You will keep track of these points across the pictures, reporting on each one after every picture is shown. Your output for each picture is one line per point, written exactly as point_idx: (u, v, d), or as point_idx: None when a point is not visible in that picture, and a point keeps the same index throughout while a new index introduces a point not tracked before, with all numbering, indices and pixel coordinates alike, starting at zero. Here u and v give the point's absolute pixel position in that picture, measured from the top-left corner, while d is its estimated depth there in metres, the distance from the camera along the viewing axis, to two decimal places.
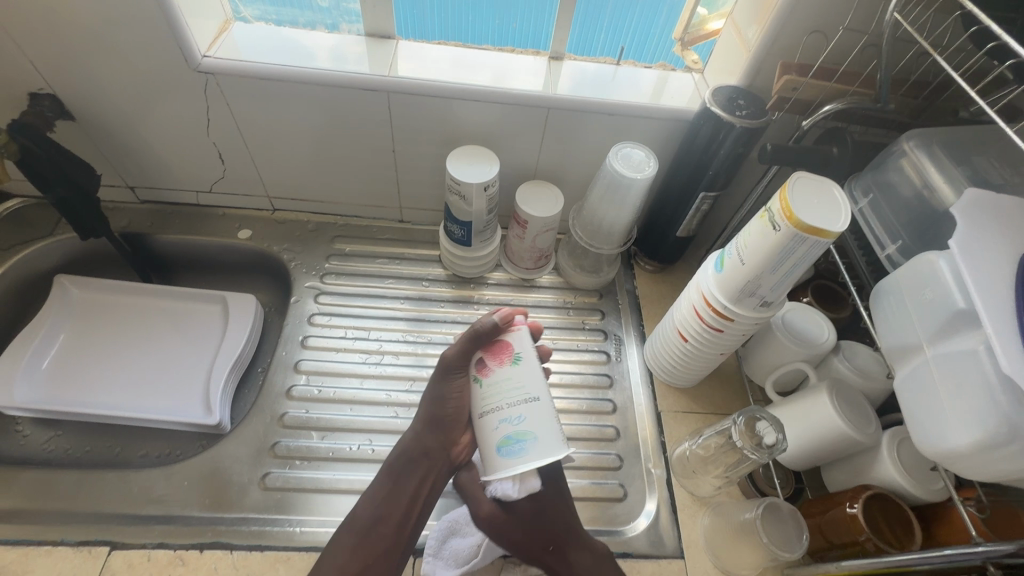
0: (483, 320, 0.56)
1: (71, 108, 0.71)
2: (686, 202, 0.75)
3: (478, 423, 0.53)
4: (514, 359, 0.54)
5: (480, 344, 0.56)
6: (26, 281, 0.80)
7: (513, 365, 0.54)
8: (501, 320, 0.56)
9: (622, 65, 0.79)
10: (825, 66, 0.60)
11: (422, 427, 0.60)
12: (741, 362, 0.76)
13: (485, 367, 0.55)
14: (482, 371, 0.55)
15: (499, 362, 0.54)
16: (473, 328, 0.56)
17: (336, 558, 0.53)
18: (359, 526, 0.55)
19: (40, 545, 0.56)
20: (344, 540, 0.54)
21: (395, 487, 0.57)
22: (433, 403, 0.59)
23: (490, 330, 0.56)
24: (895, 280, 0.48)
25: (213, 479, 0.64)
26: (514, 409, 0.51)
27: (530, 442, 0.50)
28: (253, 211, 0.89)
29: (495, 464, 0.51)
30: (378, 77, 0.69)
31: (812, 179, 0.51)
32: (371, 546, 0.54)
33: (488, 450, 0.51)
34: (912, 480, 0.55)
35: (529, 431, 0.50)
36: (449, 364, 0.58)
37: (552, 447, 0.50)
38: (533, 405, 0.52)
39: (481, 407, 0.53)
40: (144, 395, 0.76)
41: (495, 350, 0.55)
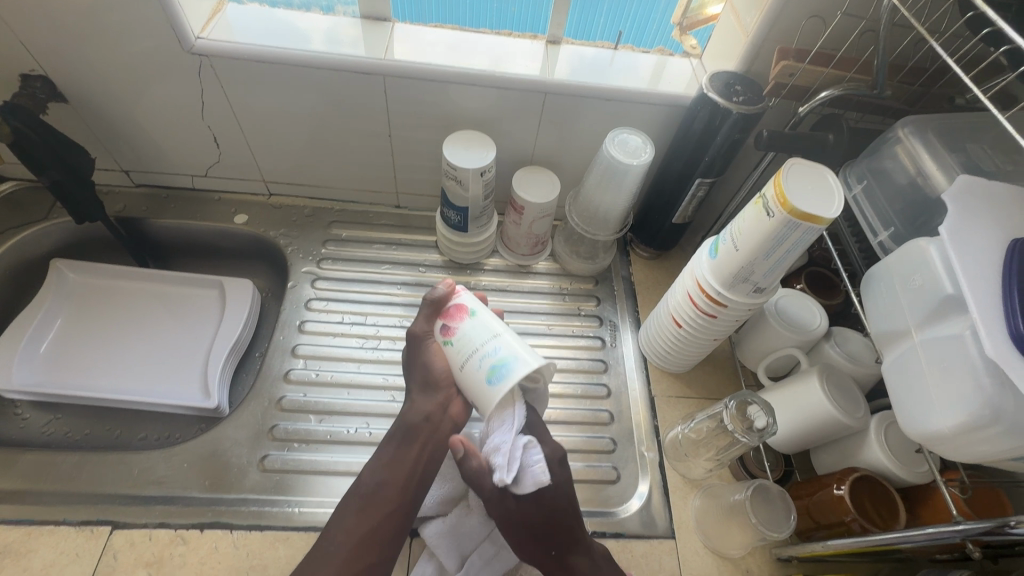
0: (431, 289, 0.60)
1: (63, 90, 0.71)
2: (682, 189, 0.75)
3: (461, 377, 0.57)
4: (469, 313, 0.58)
5: (436, 311, 0.60)
6: (22, 265, 0.80)
7: (471, 318, 0.58)
8: (448, 288, 0.60)
9: (621, 50, 0.78)
10: (823, 52, 0.60)
11: (418, 393, 0.60)
12: (734, 347, 0.77)
13: (448, 328, 0.58)
14: (447, 333, 0.58)
15: (457, 319, 0.58)
16: (427, 298, 0.60)
17: (343, 524, 0.54)
18: (364, 491, 0.56)
19: (43, 525, 0.57)
20: (351, 507, 0.55)
21: (397, 452, 0.58)
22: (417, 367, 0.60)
23: (438, 296, 0.59)
24: (885, 267, 0.48)
25: (212, 461, 0.64)
26: (488, 345, 0.55)
27: (511, 362, 0.53)
28: (249, 195, 0.88)
29: (489, 396, 0.53)
30: (374, 61, 0.68)
31: (807, 166, 0.51)
32: (376, 512, 0.55)
33: (480, 388, 0.54)
34: (898, 463, 0.56)
35: (507, 355, 0.53)
36: (419, 335, 0.60)
37: (529, 358, 0.53)
38: (501, 339, 0.55)
39: (458, 363, 0.57)
40: (142, 379, 0.77)
41: (450, 312, 0.59)
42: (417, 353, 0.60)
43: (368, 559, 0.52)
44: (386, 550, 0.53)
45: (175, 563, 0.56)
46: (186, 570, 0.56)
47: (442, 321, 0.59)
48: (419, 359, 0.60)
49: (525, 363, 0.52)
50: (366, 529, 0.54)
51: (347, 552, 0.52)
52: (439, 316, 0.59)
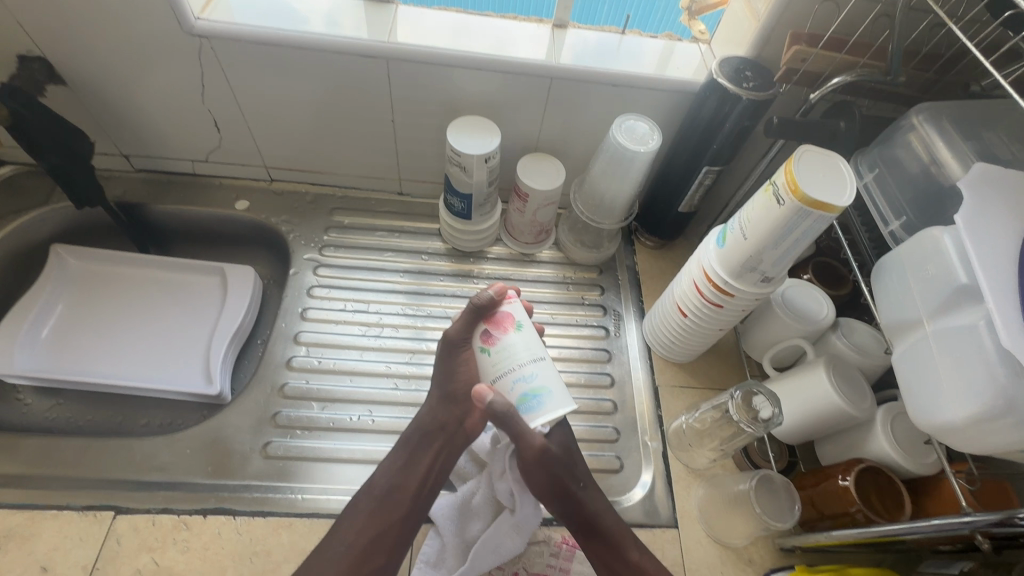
0: (480, 292, 0.57)
1: (61, 72, 0.69)
2: (689, 177, 0.74)
3: (488, 392, 0.55)
4: (516, 327, 0.56)
5: (482, 317, 0.57)
6: (21, 250, 0.79)
7: (518, 332, 0.55)
8: (498, 294, 0.57)
9: (627, 35, 0.77)
10: (836, 37, 0.59)
11: (437, 401, 0.61)
12: (739, 337, 0.76)
13: (492, 337, 0.56)
14: (488, 342, 0.56)
15: (502, 332, 0.55)
16: (473, 304, 0.57)
17: (352, 524, 0.55)
18: (377, 493, 0.57)
19: (47, 509, 0.57)
20: (360, 508, 0.56)
21: (411, 458, 0.59)
22: (443, 377, 0.61)
23: (486, 302, 0.56)
24: (897, 256, 0.47)
25: (215, 447, 0.64)
26: (526, 369, 0.53)
27: (546, 397, 0.53)
28: (250, 181, 0.87)
29: (514, 423, 0.53)
30: (377, 43, 0.67)
31: (818, 153, 0.50)
32: (387, 516, 0.56)
33: (506, 412, 0.53)
34: (903, 454, 0.56)
35: (544, 388, 0.53)
36: (452, 341, 0.58)
37: (564, 399, 0.53)
38: (540, 365, 0.54)
39: (490, 375, 0.55)
40: (144, 365, 0.76)
41: (497, 321, 0.56)
42: (445, 361, 0.60)
43: (377, 561, 0.54)
44: (392, 555, 0.55)
45: (179, 548, 0.56)
46: (190, 555, 0.56)
47: (485, 330, 0.56)
48: (447, 367, 0.60)
49: (558, 405, 0.53)
50: (376, 531, 0.55)
51: (356, 552, 0.53)
52: (484, 322, 0.56)
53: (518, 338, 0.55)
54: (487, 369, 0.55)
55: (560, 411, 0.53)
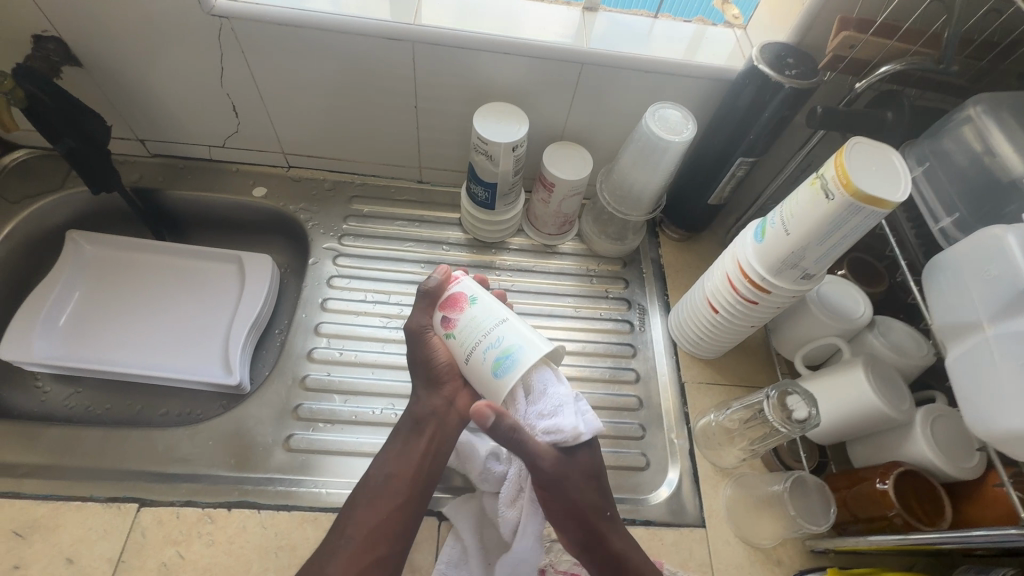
0: (427, 278, 0.58)
1: (77, 53, 0.67)
2: (721, 168, 0.72)
3: (466, 368, 0.55)
4: (470, 303, 0.55)
5: (434, 303, 0.58)
6: (38, 236, 0.78)
7: (472, 306, 0.55)
8: (444, 278, 0.58)
9: (661, 18, 0.74)
10: (887, 22, 0.56)
11: (424, 387, 0.60)
12: (769, 334, 0.74)
13: (448, 319, 0.56)
14: (449, 325, 0.56)
15: (457, 311, 0.55)
16: (424, 290, 0.58)
17: (350, 517, 0.54)
18: (373, 484, 0.56)
19: (70, 500, 0.57)
20: (359, 500, 0.55)
21: (403, 447, 0.58)
22: (423, 362, 0.59)
23: (433, 286, 0.57)
24: (954, 254, 0.45)
25: (237, 440, 0.63)
26: (491, 335, 0.53)
27: (519, 352, 0.52)
28: (267, 168, 0.86)
29: (497, 388, 0.52)
30: (402, 26, 0.64)
31: (870, 144, 0.48)
32: (383, 506, 0.54)
33: (486, 380, 0.53)
34: (945, 458, 0.55)
35: (513, 343, 0.52)
36: (419, 327, 0.58)
37: (535, 346, 0.52)
38: (505, 326, 0.53)
39: (462, 353, 0.55)
40: (162, 354, 0.75)
41: (449, 301, 0.56)
42: (418, 347, 0.58)
43: (379, 551, 0.52)
44: (394, 544, 0.53)
45: (203, 542, 0.56)
46: (215, 549, 0.56)
47: (441, 310, 0.56)
48: (423, 353, 0.58)
49: (534, 353, 0.51)
50: (374, 520, 0.54)
51: (357, 544, 0.52)
52: (437, 306, 0.57)
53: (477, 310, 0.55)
54: (458, 351, 0.55)
55: (535, 356, 0.51)
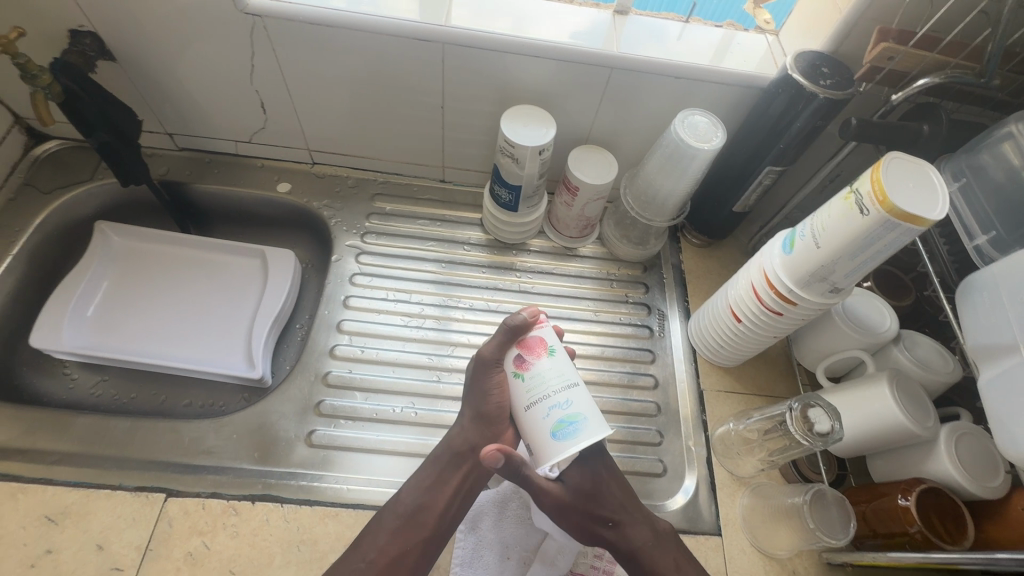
0: (517, 314, 0.55)
1: (111, 47, 0.68)
2: (748, 176, 0.71)
3: (522, 417, 0.53)
4: (549, 352, 0.54)
5: (514, 340, 0.55)
6: (67, 226, 0.79)
7: (551, 357, 0.54)
8: (532, 318, 0.55)
9: (692, 23, 0.73)
10: (928, 34, 0.55)
11: (468, 422, 0.59)
12: (790, 344, 0.74)
13: (524, 361, 0.54)
14: (521, 366, 0.54)
15: (536, 356, 0.54)
16: (507, 326, 0.55)
17: (375, 540, 0.54)
18: (403, 510, 0.56)
19: (100, 489, 0.58)
20: (385, 525, 0.55)
21: (439, 478, 0.57)
22: (477, 399, 0.58)
23: (519, 324, 0.54)
24: (990, 273, 0.44)
25: (261, 433, 0.64)
26: (561, 395, 0.51)
27: (583, 423, 0.50)
28: (292, 163, 0.86)
29: (547, 449, 0.50)
30: (434, 27, 0.64)
31: (906, 160, 0.47)
32: (410, 535, 0.54)
33: (540, 437, 0.51)
34: (969, 477, 0.54)
35: (579, 413, 0.50)
36: (485, 361, 0.56)
37: (600, 426, 0.50)
38: (575, 392, 0.52)
39: (524, 401, 0.53)
40: (187, 346, 0.77)
41: (530, 344, 0.54)
42: (478, 381, 0.58)
43: None
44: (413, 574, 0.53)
45: (228, 533, 0.57)
46: (239, 541, 0.57)
47: (519, 351, 0.54)
48: (479, 387, 0.58)
49: (595, 432, 0.50)
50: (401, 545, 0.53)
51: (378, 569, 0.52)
52: (516, 345, 0.55)
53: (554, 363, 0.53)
54: (521, 395, 0.53)
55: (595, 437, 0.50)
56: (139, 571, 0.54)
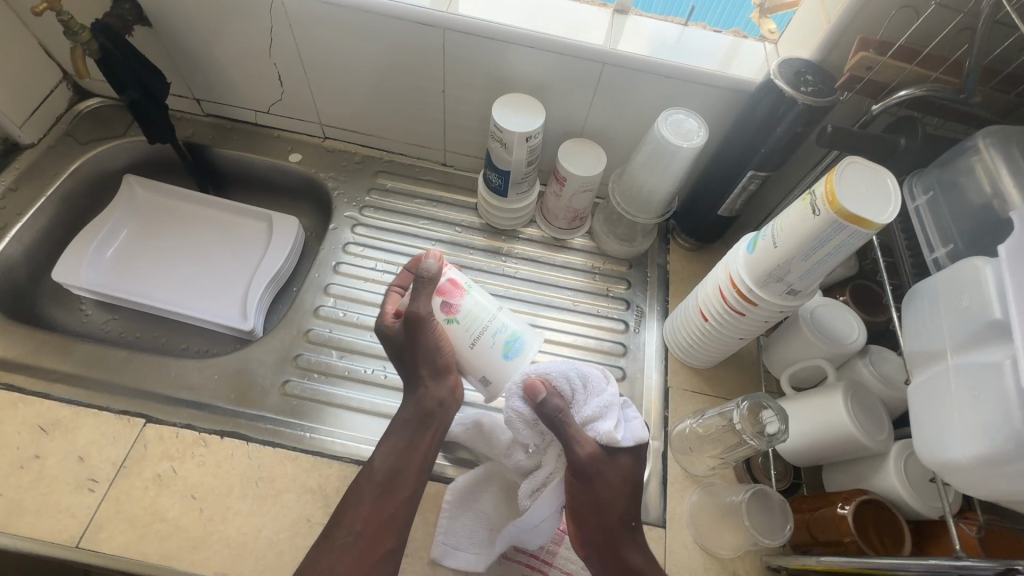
0: (426, 265, 0.59)
1: (148, 14, 0.75)
2: (733, 180, 0.72)
3: (469, 354, 0.60)
4: (467, 288, 0.61)
5: (433, 290, 0.59)
6: (97, 175, 0.87)
7: (470, 293, 0.61)
8: (439, 264, 0.59)
9: (691, 27, 0.74)
10: (908, 47, 0.55)
11: (430, 380, 0.62)
12: (762, 351, 0.74)
13: (450, 303, 0.60)
14: (450, 311, 0.60)
15: (459, 296, 0.60)
16: (422, 279, 0.58)
17: (360, 512, 0.56)
18: (381, 476, 0.58)
19: (89, 407, 0.63)
20: (366, 494, 0.57)
21: (411, 440, 0.60)
22: (427, 357, 0.61)
23: (432, 274, 0.58)
24: (934, 283, 0.44)
25: (240, 377, 0.69)
26: (496, 322, 0.60)
27: (523, 337, 0.61)
28: (305, 136, 0.92)
29: (506, 370, 0.60)
30: (437, 13, 0.68)
31: (866, 166, 0.47)
32: (393, 499, 0.57)
33: (497, 364, 0.60)
34: (913, 493, 0.53)
35: (514, 331, 0.61)
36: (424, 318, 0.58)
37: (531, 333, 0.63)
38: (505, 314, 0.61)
39: (468, 340, 0.60)
40: (190, 295, 0.83)
41: (450, 288, 0.60)
42: (421, 338, 0.59)
43: (388, 542, 0.56)
44: (401, 535, 0.57)
45: (195, 462, 0.61)
46: (205, 470, 0.61)
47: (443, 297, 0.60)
48: (424, 347, 0.60)
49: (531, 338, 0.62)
50: (386, 505, 0.57)
51: (367, 536, 0.55)
52: (439, 290, 0.59)
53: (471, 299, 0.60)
54: (463, 336, 0.60)
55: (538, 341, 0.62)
56: (112, 485, 0.59)
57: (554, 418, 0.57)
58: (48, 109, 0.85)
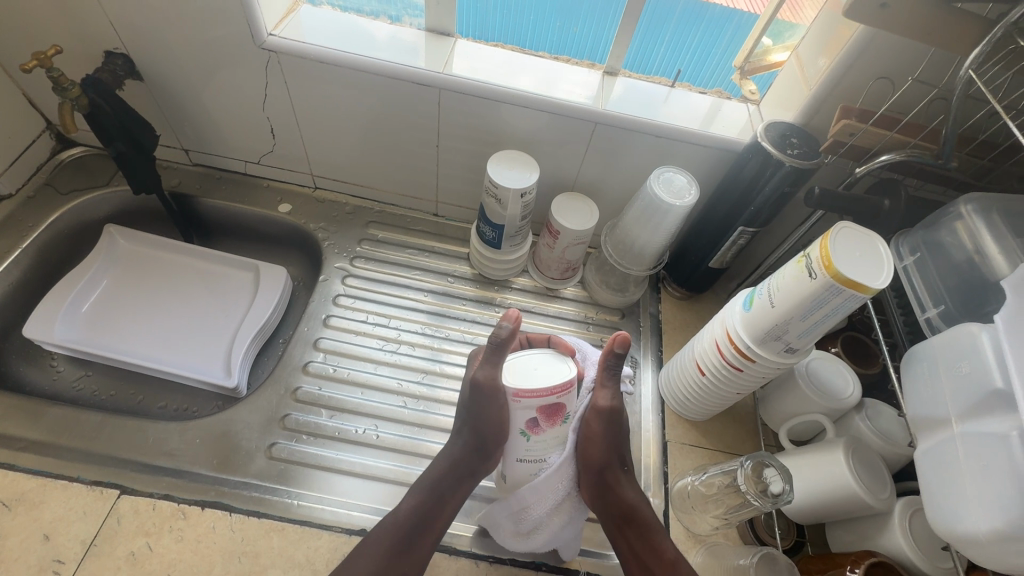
0: (500, 325, 0.54)
1: (140, 69, 0.75)
2: (723, 234, 0.73)
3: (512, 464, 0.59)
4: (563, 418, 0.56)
5: (503, 352, 0.55)
6: (77, 226, 0.84)
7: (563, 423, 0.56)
8: (514, 327, 0.54)
9: (677, 87, 0.77)
10: (888, 115, 0.58)
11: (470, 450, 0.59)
12: (757, 403, 0.74)
13: (536, 425, 0.55)
14: (531, 429, 0.55)
15: (551, 423, 0.55)
16: (496, 341, 0.54)
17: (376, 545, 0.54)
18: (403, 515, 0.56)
19: (58, 479, 0.59)
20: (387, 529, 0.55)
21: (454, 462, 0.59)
22: (478, 425, 0.57)
23: (511, 335, 0.54)
24: (931, 346, 0.46)
25: (223, 441, 0.66)
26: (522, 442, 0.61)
27: None
28: (296, 186, 0.91)
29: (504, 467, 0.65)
30: (433, 73, 0.70)
31: (858, 231, 0.49)
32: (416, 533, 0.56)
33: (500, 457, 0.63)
34: (921, 554, 0.52)
35: None
36: (493, 387, 0.54)
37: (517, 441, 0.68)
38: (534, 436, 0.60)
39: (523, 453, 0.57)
40: (170, 351, 0.79)
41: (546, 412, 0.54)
42: (487, 407, 0.55)
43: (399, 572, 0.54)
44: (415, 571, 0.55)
45: (173, 537, 0.57)
46: (183, 546, 0.57)
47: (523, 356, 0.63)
48: (487, 410, 0.56)
49: None
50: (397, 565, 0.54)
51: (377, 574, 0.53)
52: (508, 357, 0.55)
53: (541, 375, 0.53)
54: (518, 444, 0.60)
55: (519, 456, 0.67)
56: (79, 565, 0.55)
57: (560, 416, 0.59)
58: (28, 159, 0.83)
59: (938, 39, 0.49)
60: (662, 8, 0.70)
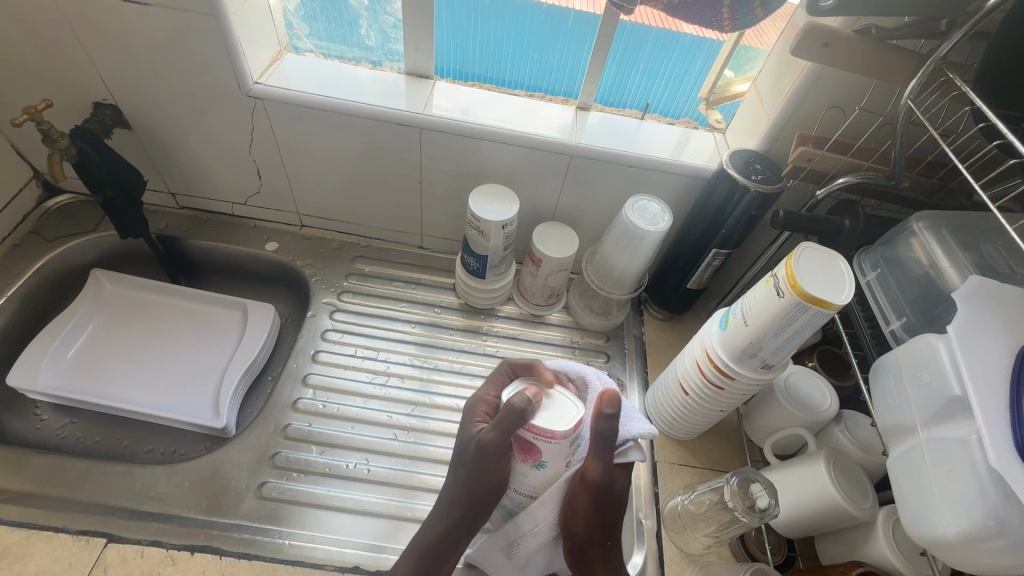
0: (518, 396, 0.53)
1: (128, 118, 0.77)
2: (698, 257, 0.76)
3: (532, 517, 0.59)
4: (537, 463, 0.56)
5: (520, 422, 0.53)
6: (62, 272, 0.84)
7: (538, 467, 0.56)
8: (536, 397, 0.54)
9: (647, 119, 0.82)
10: (841, 142, 0.63)
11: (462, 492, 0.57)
12: (741, 419, 0.76)
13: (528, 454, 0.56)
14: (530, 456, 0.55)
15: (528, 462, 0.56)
16: (510, 412, 0.53)
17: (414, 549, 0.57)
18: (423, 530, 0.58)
19: (42, 530, 0.59)
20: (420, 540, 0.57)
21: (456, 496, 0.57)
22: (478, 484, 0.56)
23: (527, 409, 0.53)
24: (894, 357, 0.49)
25: (212, 483, 0.65)
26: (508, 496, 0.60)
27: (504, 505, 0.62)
28: (282, 225, 0.93)
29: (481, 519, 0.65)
30: (413, 114, 0.73)
31: (820, 251, 0.52)
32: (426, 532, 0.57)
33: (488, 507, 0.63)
34: (903, 562, 0.53)
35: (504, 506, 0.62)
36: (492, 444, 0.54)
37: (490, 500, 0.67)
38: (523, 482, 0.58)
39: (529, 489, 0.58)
40: (157, 394, 0.79)
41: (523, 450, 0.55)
42: (489, 463, 0.55)
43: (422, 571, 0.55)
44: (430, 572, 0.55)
45: None
46: None
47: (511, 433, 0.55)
48: (487, 471, 0.55)
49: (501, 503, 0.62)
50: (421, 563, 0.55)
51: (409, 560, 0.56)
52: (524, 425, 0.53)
53: (561, 414, 0.54)
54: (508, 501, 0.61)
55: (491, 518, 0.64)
56: None
57: (611, 430, 0.57)
58: (14, 208, 0.84)
59: (879, 73, 0.53)
60: (637, 37, 0.73)
